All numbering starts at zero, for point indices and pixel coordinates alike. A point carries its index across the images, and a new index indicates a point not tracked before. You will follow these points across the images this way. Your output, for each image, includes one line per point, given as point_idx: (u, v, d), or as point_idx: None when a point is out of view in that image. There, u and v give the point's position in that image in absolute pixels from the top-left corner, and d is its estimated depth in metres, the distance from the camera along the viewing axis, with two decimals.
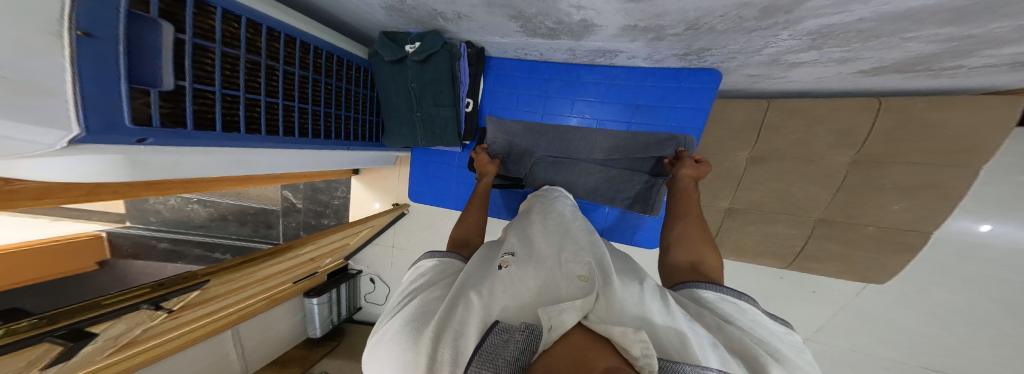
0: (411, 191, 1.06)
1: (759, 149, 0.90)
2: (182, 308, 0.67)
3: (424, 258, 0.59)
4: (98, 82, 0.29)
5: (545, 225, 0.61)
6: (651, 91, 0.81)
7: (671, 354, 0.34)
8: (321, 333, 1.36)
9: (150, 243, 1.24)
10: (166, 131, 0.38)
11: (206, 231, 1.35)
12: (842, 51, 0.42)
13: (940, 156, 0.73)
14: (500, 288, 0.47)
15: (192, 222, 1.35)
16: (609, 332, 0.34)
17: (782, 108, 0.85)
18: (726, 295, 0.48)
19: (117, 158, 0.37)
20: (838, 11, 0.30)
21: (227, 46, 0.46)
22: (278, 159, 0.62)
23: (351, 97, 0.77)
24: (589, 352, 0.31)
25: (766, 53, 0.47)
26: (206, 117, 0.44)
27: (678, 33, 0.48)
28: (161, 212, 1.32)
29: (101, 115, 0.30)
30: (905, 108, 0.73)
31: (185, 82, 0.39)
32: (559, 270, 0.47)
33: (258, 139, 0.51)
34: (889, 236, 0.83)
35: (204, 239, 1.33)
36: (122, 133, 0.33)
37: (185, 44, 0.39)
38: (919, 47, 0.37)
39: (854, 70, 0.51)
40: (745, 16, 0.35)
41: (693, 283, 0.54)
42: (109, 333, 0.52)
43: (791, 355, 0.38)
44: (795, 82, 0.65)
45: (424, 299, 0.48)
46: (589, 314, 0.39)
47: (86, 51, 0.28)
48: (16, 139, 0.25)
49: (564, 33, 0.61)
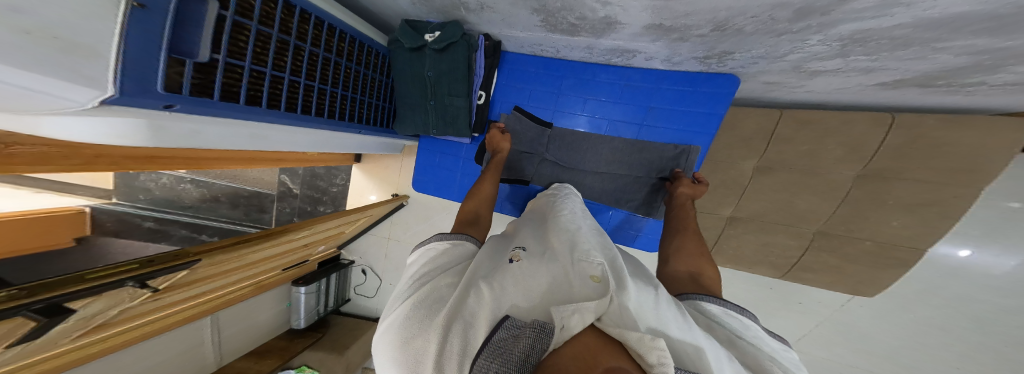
0: (414, 180, 1.05)
1: (767, 159, 0.90)
2: (167, 288, 0.66)
3: (432, 239, 0.57)
4: (139, 48, 0.29)
5: (556, 224, 0.61)
6: (666, 94, 0.81)
7: (687, 364, 0.34)
8: (305, 324, 1.33)
9: (136, 222, 1.22)
10: (193, 99, 0.37)
11: (196, 213, 1.33)
12: (868, 60, 0.42)
13: (942, 175, 0.75)
14: (510, 281, 0.46)
15: (183, 202, 1.31)
16: (624, 336, 0.34)
17: (794, 119, 0.84)
18: (729, 309, 0.48)
19: (141, 123, 0.36)
20: (878, 15, 0.29)
21: (262, 24, 0.45)
22: (290, 137, 0.61)
23: (368, 82, 0.76)
24: (600, 353, 0.31)
25: (790, 59, 0.47)
26: (231, 91, 0.44)
27: (703, 34, 0.48)
28: (150, 190, 1.27)
29: (137, 80, 0.29)
30: (916, 125, 0.74)
31: (219, 55, 0.39)
32: (572, 268, 0.47)
33: (277, 114, 0.50)
34: (884, 251, 0.85)
35: (193, 220, 1.31)
36: (152, 98, 0.32)
37: (226, 20, 0.38)
38: (947, 60, 0.38)
39: (873, 82, 0.52)
40: (779, 18, 0.35)
41: (691, 294, 0.53)
42: (85, 311, 0.51)
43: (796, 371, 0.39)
44: (813, 92, 0.65)
45: (433, 286, 0.48)
46: (601, 317, 0.38)
47: (137, 21, 0.27)
48: (54, 97, 0.25)
49: (585, 29, 0.61)
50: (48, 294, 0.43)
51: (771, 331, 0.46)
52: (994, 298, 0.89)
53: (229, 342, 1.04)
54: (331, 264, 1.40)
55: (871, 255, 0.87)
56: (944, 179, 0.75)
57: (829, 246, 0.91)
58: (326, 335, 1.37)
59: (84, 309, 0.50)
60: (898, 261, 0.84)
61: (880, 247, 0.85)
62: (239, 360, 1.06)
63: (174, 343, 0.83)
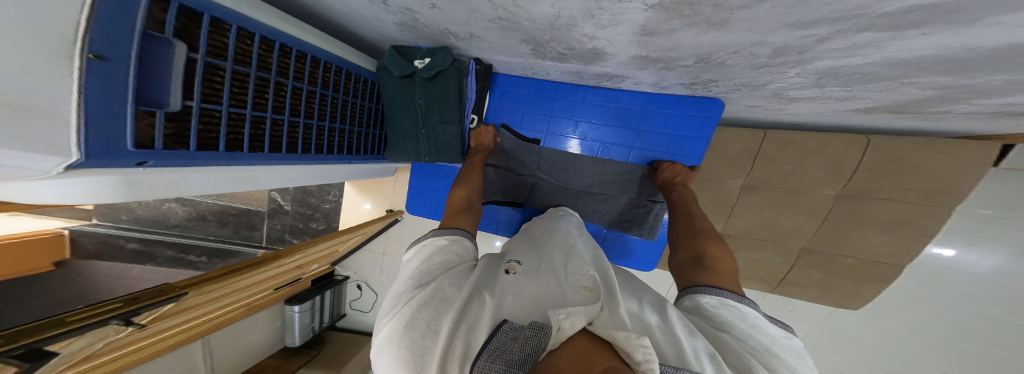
0: (409, 203, 1.04)
1: (753, 177, 0.92)
2: (155, 320, 0.64)
3: (430, 236, 0.55)
4: (104, 106, 0.28)
5: (551, 237, 0.62)
6: (654, 117, 0.83)
7: (670, 360, 0.36)
8: (300, 342, 1.24)
9: (118, 244, 1.21)
10: (168, 152, 0.36)
11: (181, 231, 1.34)
12: (843, 91, 0.44)
13: (917, 196, 0.78)
14: (509, 292, 0.46)
15: (168, 221, 1.33)
16: (613, 337, 0.35)
17: (777, 139, 0.87)
18: (726, 298, 0.48)
19: (115, 180, 0.34)
20: (850, 54, 0.30)
21: (238, 63, 0.44)
22: (281, 175, 0.59)
23: (358, 111, 0.76)
24: (591, 353, 0.33)
25: (770, 88, 0.49)
26: (209, 137, 0.42)
27: (688, 65, 0.49)
28: (134, 210, 1.29)
29: (101, 138, 0.29)
30: (892, 147, 0.77)
31: (192, 101, 0.38)
32: (565, 281, 0.46)
33: (260, 157, 0.49)
34: (867, 267, 0.88)
35: (178, 239, 1.31)
36: (121, 156, 0.31)
37: (196, 62, 0.38)
38: (916, 92, 0.40)
39: (849, 108, 0.54)
40: (758, 54, 0.36)
41: (696, 287, 0.52)
42: (73, 350, 0.51)
43: (790, 362, 0.38)
44: (794, 114, 0.67)
45: (438, 286, 0.45)
46: (594, 321, 0.39)
47: (97, 73, 0.26)
48: (12, 166, 0.24)
49: (574, 57, 0.62)
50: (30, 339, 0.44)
51: (771, 318, 0.46)
52: (986, 308, 0.90)
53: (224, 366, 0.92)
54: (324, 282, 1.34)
55: (853, 271, 0.90)
56: (919, 199, 0.78)
57: (817, 262, 0.94)
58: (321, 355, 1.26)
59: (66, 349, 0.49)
60: (879, 276, 0.88)
61: (862, 263, 0.88)
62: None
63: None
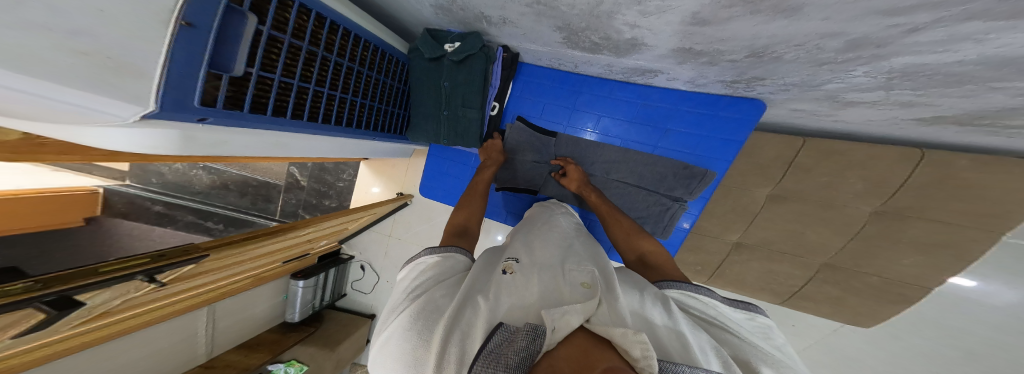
0: (423, 185, 1.05)
1: (782, 187, 0.88)
2: (173, 280, 0.66)
3: (423, 253, 0.54)
4: (182, 66, 0.29)
5: (546, 232, 0.61)
6: (684, 116, 0.79)
7: (672, 355, 0.37)
8: (300, 318, 1.30)
9: (146, 205, 1.31)
10: (226, 112, 0.37)
11: (203, 199, 1.39)
12: (910, 95, 0.40)
13: (969, 219, 0.72)
14: (505, 292, 0.46)
15: (193, 188, 1.38)
16: (611, 334, 0.36)
17: (816, 149, 0.81)
18: (687, 290, 0.50)
19: (173, 133, 0.36)
20: (940, 50, 0.27)
21: (294, 37, 0.45)
22: (312, 143, 0.61)
23: (387, 90, 0.75)
24: (590, 352, 0.34)
25: (825, 88, 0.46)
26: (259, 102, 0.43)
27: (735, 59, 0.46)
28: (163, 174, 1.34)
29: (176, 95, 0.29)
30: (946, 164, 0.69)
31: (253, 69, 0.39)
32: (563, 276, 0.48)
33: (300, 125, 0.50)
34: (889, 287, 0.84)
35: (199, 206, 1.38)
36: (189, 113, 0.31)
37: (262, 35, 0.38)
38: (1000, 101, 0.36)
39: (911, 117, 0.49)
40: (826, 47, 0.33)
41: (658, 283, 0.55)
42: (94, 301, 0.52)
43: (765, 346, 0.41)
44: (841, 122, 0.63)
45: (430, 298, 0.45)
46: (591, 318, 0.40)
47: (184, 39, 0.27)
48: (94, 109, 0.25)
49: (607, 48, 0.60)
50: (63, 286, 0.46)
51: (732, 299, 0.48)
52: None
53: (222, 334, 1.00)
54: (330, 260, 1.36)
55: (875, 290, 0.86)
56: (969, 222, 0.72)
57: (837, 278, 0.90)
58: (320, 330, 1.33)
59: (92, 300, 0.51)
60: (902, 296, 0.83)
61: (886, 284, 0.84)
62: (230, 353, 1.01)
63: (163, 335, 0.79)
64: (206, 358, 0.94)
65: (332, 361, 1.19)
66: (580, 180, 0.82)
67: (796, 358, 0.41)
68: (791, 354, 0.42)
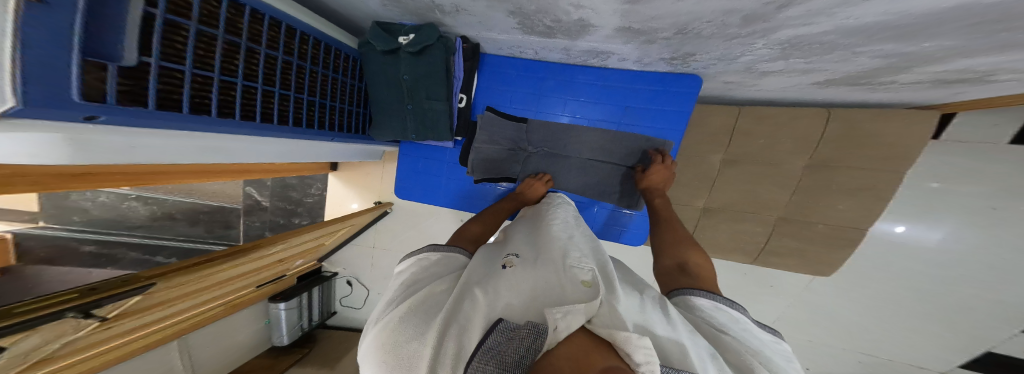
0: (399, 187, 1.05)
1: (732, 152, 0.98)
2: (118, 316, 0.59)
3: (425, 250, 0.59)
4: (49, 53, 0.26)
5: (548, 231, 0.63)
6: (640, 93, 0.86)
7: (672, 361, 0.37)
8: (290, 340, 1.26)
9: (73, 246, 1.15)
10: (122, 109, 0.35)
11: (147, 232, 1.27)
12: (804, 62, 0.48)
13: (872, 162, 0.87)
14: (502, 286, 0.49)
15: (130, 221, 1.25)
16: (615, 337, 0.37)
17: (751, 115, 0.92)
18: (720, 303, 0.50)
19: (62, 138, 0.34)
20: (806, 23, 0.33)
21: (204, 25, 0.44)
22: (250, 148, 0.62)
23: (339, 86, 0.78)
24: (591, 354, 0.34)
25: (742, 61, 0.53)
26: (172, 98, 0.42)
27: (668, 36, 0.52)
28: (87, 210, 1.19)
29: (49, 91, 0.27)
30: (849, 117, 0.84)
31: (150, 58, 0.37)
32: (564, 274, 0.50)
33: (232, 124, 0.50)
34: (836, 232, 0.97)
35: (144, 241, 1.27)
36: (71, 109, 0.29)
37: (154, 18, 0.37)
38: (867, 62, 0.44)
39: (811, 81, 0.59)
40: (729, 23, 0.39)
41: (686, 289, 0.54)
42: (20, 347, 0.43)
43: (782, 364, 0.40)
44: (763, 90, 0.73)
45: (429, 292, 0.51)
46: (593, 319, 0.42)
47: (43, 21, 0.24)
48: None
49: (560, 32, 0.64)
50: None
51: (761, 324, 0.48)
52: (920, 268, 1.04)
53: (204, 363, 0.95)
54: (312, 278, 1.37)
55: (823, 236, 0.99)
56: (877, 165, 0.87)
57: (787, 231, 1.02)
58: (314, 351, 1.30)
59: (17, 347, 0.42)
60: (848, 240, 0.97)
61: (831, 229, 0.97)
62: None
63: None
64: None
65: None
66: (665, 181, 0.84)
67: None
68: None
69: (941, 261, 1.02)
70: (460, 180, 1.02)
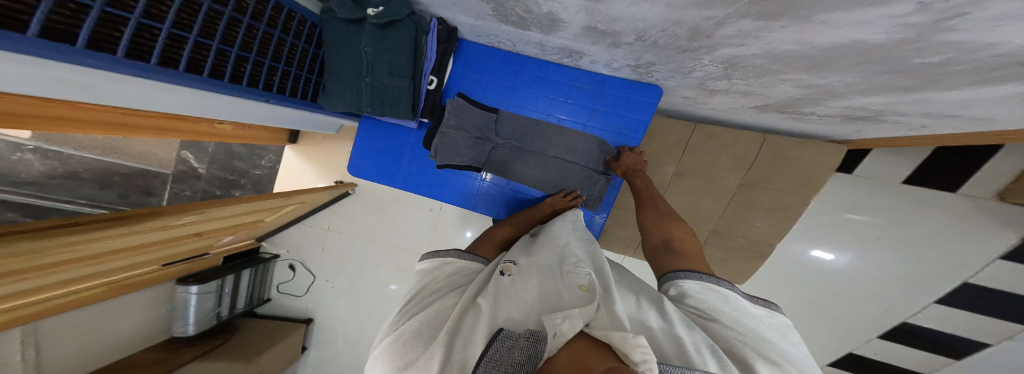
0: (353, 164, 0.99)
1: (682, 166, 1.05)
2: None
3: (451, 253, 0.62)
4: None
5: (547, 237, 0.68)
6: (607, 97, 0.89)
7: (670, 358, 0.40)
8: (196, 331, 1.13)
9: None
10: None
11: (38, 191, 1.07)
12: (743, 84, 0.53)
13: (791, 186, 1.00)
14: (505, 295, 0.51)
15: (16, 176, 1.04)
16: (610, 338, 0.39)
17: (703, 132, 0.99)
18: (708, 283, 0.52)
19: None
20: (739, 43, 0.36)
21: None
22: (141, 92, 0.52)
23: (284, 47, 0.72)
24: (589, 355, 0.38)
25: (694, 76, 0.57)
26: (20, 19, 0.35)
27: (630, 42, 0.54)
28: None
29: None
30: (778, 144, 0.95)
31: None
32: (561, 280, 0.52)
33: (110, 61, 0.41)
34: (753, 246, 1.10)
35: (35, 201, 1.06)
36: None
37: None
38: (791, 91, 0.49)
39: (751, 105, 0.66)
40: (679, 35, 0.42)
41: (673, 273, 0.58)
42: None
43: (778, 341, 0.42)
44: (714, 109, 0.80)
45: (441, 305, 0.52)
46: (590, 323, 0.44)
47: None
48: None
49: (533, 24, 0.64)
50: None
51: (753, 297, 0.50)
52: (815, 283, 1.23)
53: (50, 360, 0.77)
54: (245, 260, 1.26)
55: (744, 249, 1.11)
56: (793, 189, 1.00)
57: (718, 242, 1.14)
58: (230, 342, 1.18)
59: None
60: (759, 253, 1.10)
61: (750, 243, 1.10)
62: None
63: None
64: None
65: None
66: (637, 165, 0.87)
67: (810, 358, 0.43)
68: (806, 353, 0.43)
69: (832, 277, 1.21)
70: (421, 164, 0.99)
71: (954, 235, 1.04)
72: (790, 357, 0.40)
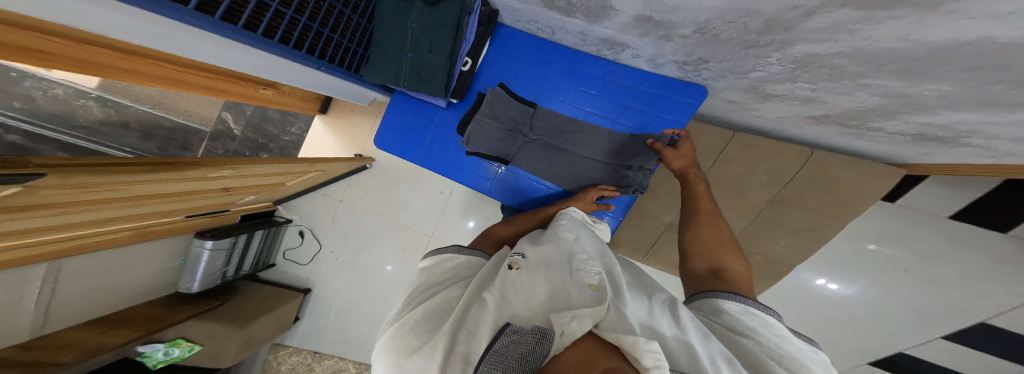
0: (379, 137, 0.99)
1: (711, 175, 1.01)
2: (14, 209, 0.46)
3: (450, 250, 0.63)
4: None
5: (554, 232, 0.66)
6: (642, 95, 0.84)
7: (682, 366, 0.36)
8: (200, 289, 1.16)
9: None
10: None
11: (90, 136, 1.16)
12: (810, 89, 0.50)
13: (827, 208, 0.95)
14: (510, 291, 0.49)
15: (75, 120, 1.14)
16: (621, 341, 0.36)
17: (741, 142, 0.94)
18: (749, 306, 0.50)
19: None
20: (826, 39, 0.33)
21: None
22: (214, 48, 0.56)
23: (341, 20, 0.74)
24: (594, 352, 0.35)
25: (751, 77, 0.53)
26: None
27: (686, 35, 0.49)
28: (32, 100, 1.08)
29: None
30: (824, 162, 0.88)
31: None
32: (571, 278, 0.51)
33: (197, 18, 0.44)
34: (768, 264, 1.09)
35: (84, 144, 1.15)
36: None
37: None
38: (865, 99, 0.46)
39: (808, 115, 0.63)
40: (750, 27, 0.37)
41: (717, 292, 0.56)
42: None
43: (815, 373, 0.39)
44: (762, 117, 0.76)
45: (445, 297, 0.52)
46: (601, 324, 0.40)
47: None
48: None
49: (580, 10, 0.61)
50: None
51: (798, 332, 0.47)
52: (823, 308, 1.21)
53: (66, 299, 0.83)
54: (257, 221, 1.28)
55: (758, 266, 1.10)
56: (828, 211, 0.95)
57: None
58: (227, 304, 1.22)
59: None
60: (774, 272, 1.10)
61: (767, 261, 1.09)
62: (75, 329, 0.85)
63: None
64: (33, 335, 0.77)
65: (236, 340, 1.09)
66: (691, 157, 0.80)
67: None
68: None
69: (845, 303, 1.18)
70: (443, 143, 0.99)
71: (995, 276, 0.99)
72: None
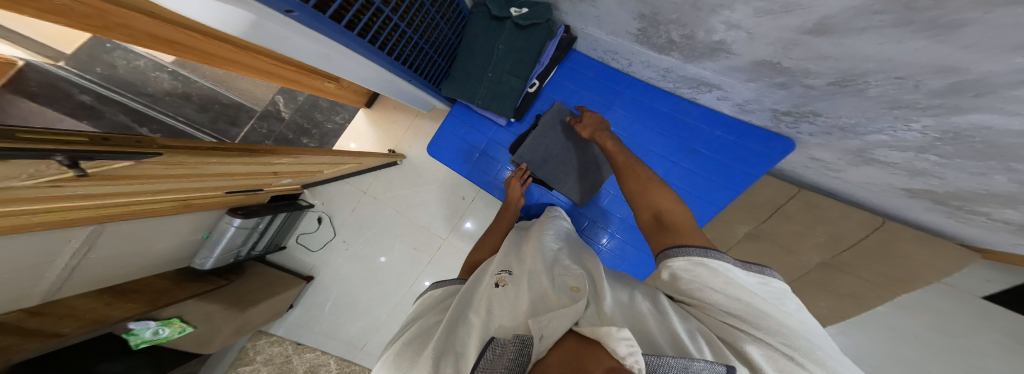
0: (433, 144, 0.97)
1: (761, 227, 1.00)
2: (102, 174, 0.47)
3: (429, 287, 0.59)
4: None
5: (537, 242, 0.60)
6: (714, 140, 0.82)
7: (662, 350, 0.36)
8: (213, 266, 1.11)
9: (68, 91, 1.11)
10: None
11: (151, 103, 1.20)
12: (933, 161, 0.47)
13: (885, 280, 0.84)
14: (496, 306, 0.46)
15: (144, 88, 1.19)
16: (598, 335, 0.34)
17: (804, 200, 0.90)
18: (695, 257, 0.41)
19: None
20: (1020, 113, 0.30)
21: None
22: (351, 65, 0.59)
23: (435, 31, 0.76)
24: (583, 357, 0.33)
25: (867, 137, 0.51)
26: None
27: (815, 85, 0.47)
28: (112, 66, 1.15)
29: None
30: (894, 234, 0.78)
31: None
32: (549, 282, 0.46)
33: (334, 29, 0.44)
34: None
35: (142, 109, 1.19)
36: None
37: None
38: (999, 185, 0.43)
39: (903, 186, 0.61)
40: (925, 86, 0.34)
41: (664, 251, 0.46)
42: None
43: (780, 318, 0.35)
44: (841, 179, 0.75)
45: (424, 324, 0.49)
46: (579, 321, 0.38)
47: None
48: None
49: (679, 49, 0.60)
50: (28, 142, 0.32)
51: (742, 262, 0.41)
52: None
53: (94, 265, 0.79)
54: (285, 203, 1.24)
55: None
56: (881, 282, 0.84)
57: None
58: (235, 284, 1.16)
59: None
60: None
61: None
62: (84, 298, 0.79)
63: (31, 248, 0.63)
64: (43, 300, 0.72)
65: (231, 325, 1.01)
66: (597, 125, 0.76)
67: (810, 320, 0.37)
68: (808, 318, 0.37)
69: None
70: (492, 158, 0.96)
71: None
72: (790, 328, 0.35)
